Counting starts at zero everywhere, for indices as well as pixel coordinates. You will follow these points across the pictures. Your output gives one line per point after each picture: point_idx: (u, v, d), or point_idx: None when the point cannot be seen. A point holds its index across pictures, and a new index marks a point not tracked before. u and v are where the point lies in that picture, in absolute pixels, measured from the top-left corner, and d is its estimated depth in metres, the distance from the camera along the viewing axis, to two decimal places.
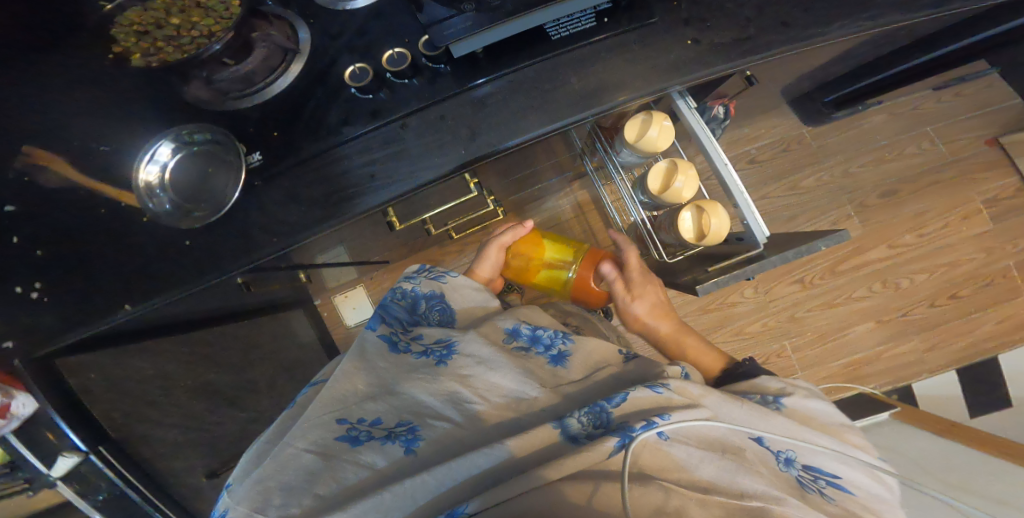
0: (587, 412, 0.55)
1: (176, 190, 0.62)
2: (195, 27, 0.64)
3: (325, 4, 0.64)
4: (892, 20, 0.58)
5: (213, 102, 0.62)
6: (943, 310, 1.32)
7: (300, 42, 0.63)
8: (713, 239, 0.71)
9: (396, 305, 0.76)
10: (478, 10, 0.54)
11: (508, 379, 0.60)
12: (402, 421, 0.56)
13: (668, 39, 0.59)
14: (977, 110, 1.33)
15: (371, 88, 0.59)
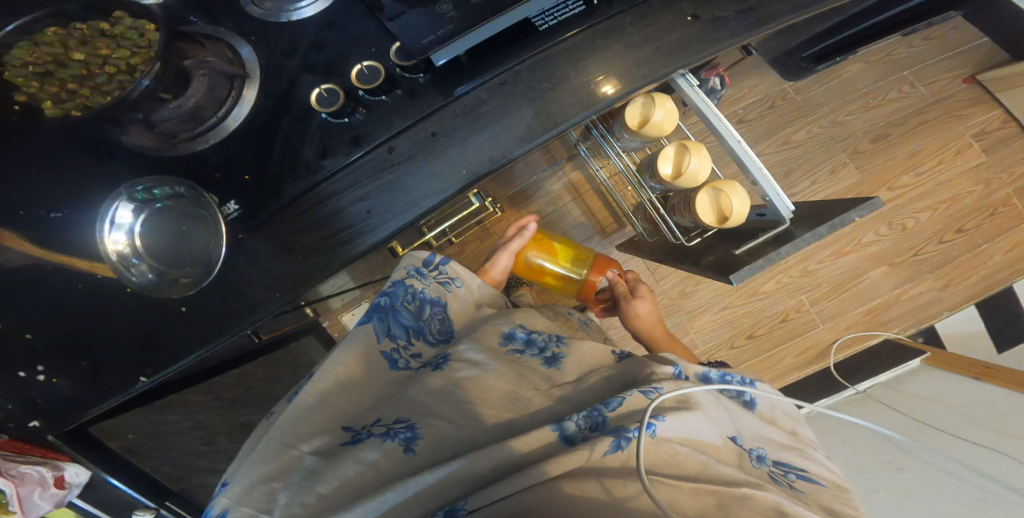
0: (584, 414, 0.49)
1: (153, 255, 0.56)
2: (108, 61, 0.52)
3: (265, 16, 0.57)
4: None
5: (161, 148, 0.55)
6: (952, 245, 1.31)
7: (245, 61, 0.56)
8: (736, 220, 0.70)
9: (402, 302, 0.65)
10: (456, 8, 0.50)
11: (509, 381, 0.55)
12: (401, 418, 0.51)
13: (666, 17, 0.57)
14: (950, 51, 1.32)
15: (346, 110, 0.54)
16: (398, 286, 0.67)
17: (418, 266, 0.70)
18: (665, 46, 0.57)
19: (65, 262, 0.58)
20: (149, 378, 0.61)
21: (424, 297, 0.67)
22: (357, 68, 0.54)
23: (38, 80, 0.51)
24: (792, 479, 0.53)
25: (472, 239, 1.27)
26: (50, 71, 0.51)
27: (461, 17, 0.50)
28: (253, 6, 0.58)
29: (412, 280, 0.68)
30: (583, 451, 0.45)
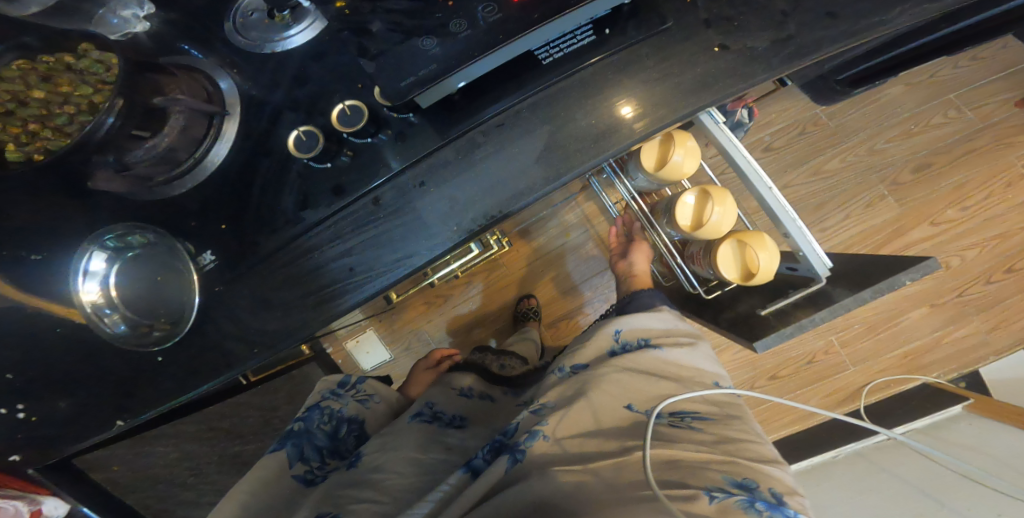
0: (488, 448, 0.53)
1: (128, 305, 0.52)
2: (70, 99, 0.48)
3: (248, 47, 0.53)
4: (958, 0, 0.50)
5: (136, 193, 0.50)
6: (1000, 285, 1.20)
7: (225, 93, 0.52)
8: (763, 277, 0.64)
9: (315, 422, 0.65)
10: (440, 41, 0.44)
11: (426, 451, 0.57)
12: (322, 512, 0.50)
13: (690, 50, 0.51)
14: (1001, 71, 1.21)
15: (329, 155, 0.48)
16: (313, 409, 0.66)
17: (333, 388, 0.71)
18: (688, 84, 0.50)
19: (41, 307, 0.55)
20: (127, 421, 0.57)
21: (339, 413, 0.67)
22: (339, 108, 0.48)
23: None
24: (713, 431, 0.54)
25: (482, 269, 1.24)
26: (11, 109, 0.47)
27: (445, 55, 0.44)
28: (236, 35, 0.53)
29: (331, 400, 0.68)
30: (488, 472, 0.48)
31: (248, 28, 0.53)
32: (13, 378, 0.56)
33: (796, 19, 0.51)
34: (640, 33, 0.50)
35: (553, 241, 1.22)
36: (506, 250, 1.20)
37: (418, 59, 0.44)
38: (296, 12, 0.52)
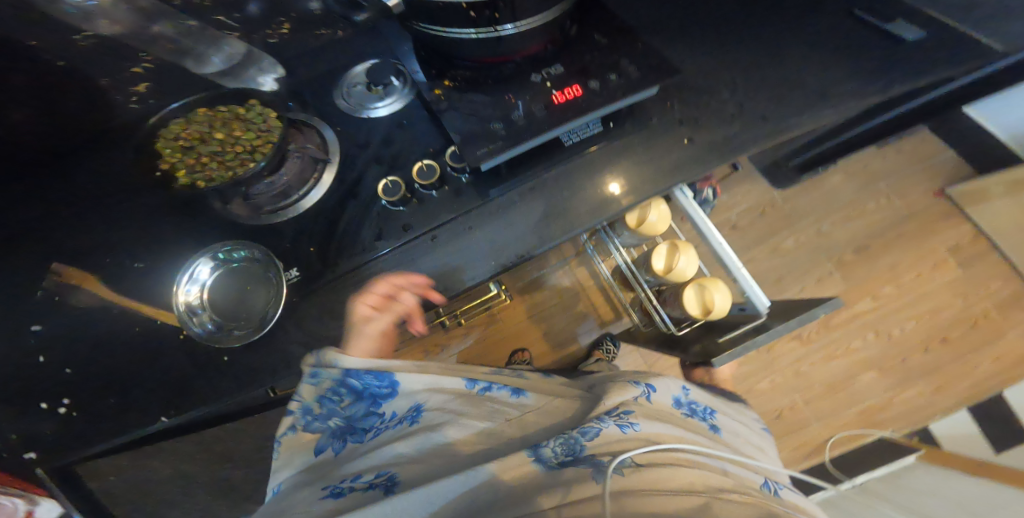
0: (560, 441, 0.55)
1: (216, 308, 0.64)
2: (239, 142, 0.65)
3: (348, 111, 0.72)
4: (849, 108, 0.71)
5: (249, 218, 0.67)
6: (937, 354, 1.38)
7: (329, 141, 0.70)
8: (718, 313, 0.79)
9: (327, 401, 0.60)
10: (506, 130, 0.61)
11: (472, 421, 0.59)
12: (379, 472, 0.54)
13: (669, 138, 0.69)
14: (920, 162, 1.47)
15: (404, 201, 0.64)
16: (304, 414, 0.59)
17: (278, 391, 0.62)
18: (669, 164, 0.68)
19: (132, 309, 0.66)
20: (169, 418, 0.63)
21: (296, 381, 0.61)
22: (418, 165, 0.65)
23: (180, 153, 0.65)
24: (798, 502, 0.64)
25: (482, 321, 1.37)
26: (194, 146, 0.65)
27: (510, 136, 0.60)
28: (342, 100, 0.73)
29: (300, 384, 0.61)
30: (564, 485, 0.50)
31: (351, 95, 0.73)
32: (70, 373, 0.65)
33: (739, 120, 0.71)
34: (636, 129, 0.69)
35: (550, 299, 1.38)
36: (506, 304, 1.34)
37: (478, 129, 0.61)
38: (387, 89, 0.71)
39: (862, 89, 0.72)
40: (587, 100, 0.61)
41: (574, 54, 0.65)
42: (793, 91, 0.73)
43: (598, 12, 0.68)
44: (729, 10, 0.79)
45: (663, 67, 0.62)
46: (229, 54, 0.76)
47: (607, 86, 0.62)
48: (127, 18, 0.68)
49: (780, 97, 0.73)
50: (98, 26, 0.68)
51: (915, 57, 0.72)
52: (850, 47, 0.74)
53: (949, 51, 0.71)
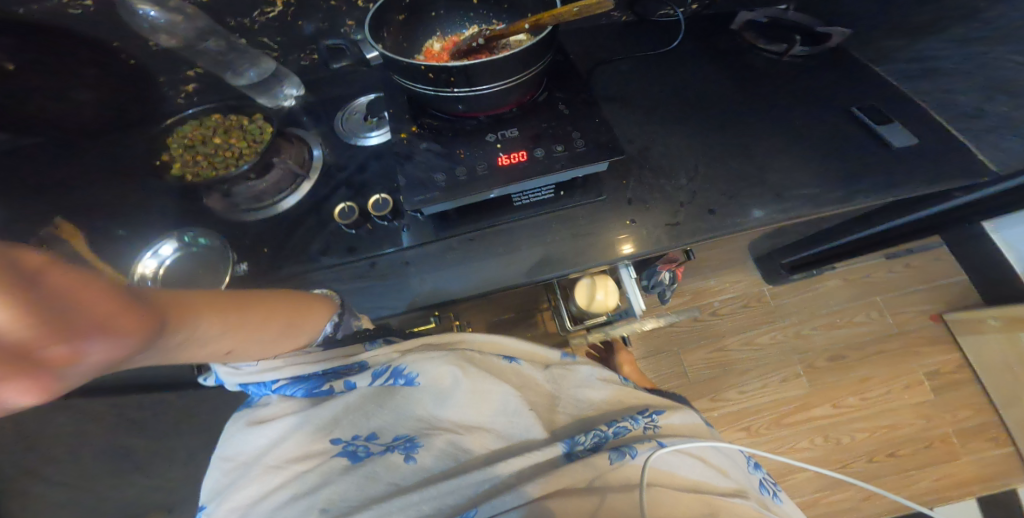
0: (593, 436, 0.62)
1: (165, 284, 0.69)
2: (231, 149, 0.73)
3: (342, 135, 0.82)
4: (799, 213, 0.75)
5: (224, 213, 0.74)
6: (881, 466, 1.32)
7: (313, 158, 0.79)
8: (600, 305, 1.00)
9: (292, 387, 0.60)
10: (449, 183, 0.67)
11: (500, 395, 0.61)
12: (401, 434, 0.57)
13: (614, 214, 0.75)
14: (925, 283, 1.49)
15: (356, 224, 0.70)
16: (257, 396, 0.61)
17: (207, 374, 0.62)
18: (604, 242, 0.73)
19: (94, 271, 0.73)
20: None
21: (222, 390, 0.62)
22: (376, 198, 0.71)
23: (184, 150, 0.72)
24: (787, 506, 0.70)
25: None
26: (195, 145, 0.73)
27: (447, 192, 0.66)
28: (338, 123, 0.84)
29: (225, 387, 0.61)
30: (583, 471, 0.56)
31: (346, 122, 0.83)
32: None
33: (687, 209, 0.76)
34: (583, 199, 0.75)
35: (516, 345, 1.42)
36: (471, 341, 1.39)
37: (426, 177, 0.67)
38: (379, 122, 0.80)
39: (818, 197, 0.76)
40: (526, 168, 0.66)
41: (532, 121, 0.70)
42: (744, 190, 0.78)
43: (573, 85, 0.75)
44: (704, 108, 0.86)
45: (607, 146, 0.67)
46: (261, 71, 0.85)
47: (550, 157, 0.67)
48: (185, 36, 0.77)
49: (732, 192, 0.77)
50: (160, 40, 0.77)
51: (866, 183, 0.76)
52: (807, 161, 0.79)
53: (900, 176, 0.75)
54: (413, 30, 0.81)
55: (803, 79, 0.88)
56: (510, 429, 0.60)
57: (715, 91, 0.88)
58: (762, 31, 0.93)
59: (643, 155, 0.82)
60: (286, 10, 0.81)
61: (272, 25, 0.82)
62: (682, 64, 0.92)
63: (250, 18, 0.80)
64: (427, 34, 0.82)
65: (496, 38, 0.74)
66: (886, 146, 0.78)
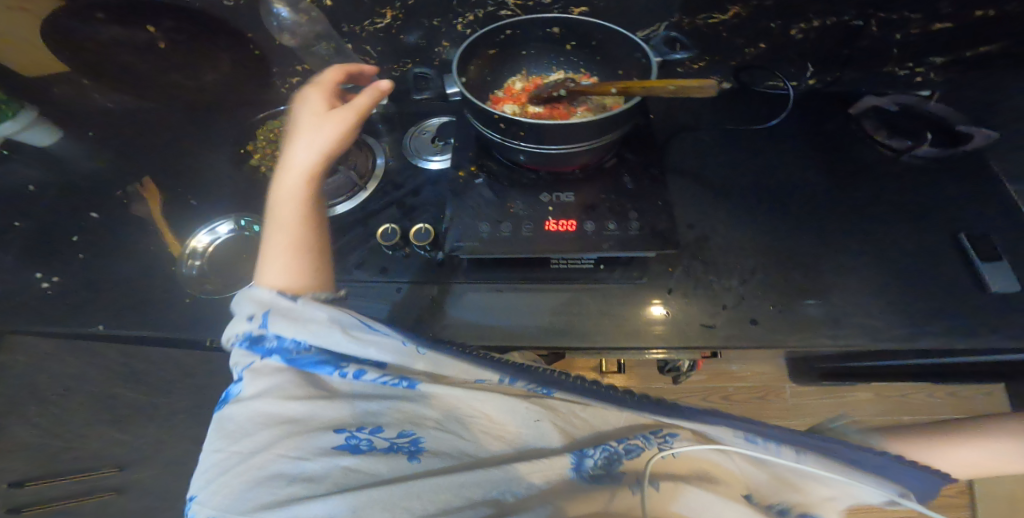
0: (602, 451, 0.54)
1: (211, 260, 0.77)
2: None
3: (406, 151, 0.85)
4: (857, 345, 0.69)
5: None
6: None
7: (375, 166, 0.83)
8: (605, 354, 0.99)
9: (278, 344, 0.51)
10: (490, 235, 0.67)
11: (512, 404, 0.55)
12: (404, 430, 0.48)
13: (647, 299, 0.74)
14: None
15: (397, 245, 0.74)
16: (260, 354, 0.51)
17: (251, 314, 0.53)
18: (627, 325, 0.71)
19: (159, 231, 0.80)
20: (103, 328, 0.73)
21: (245, 338, 0.52)
22: (421, 226, 0.73)
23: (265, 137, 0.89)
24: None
25: None
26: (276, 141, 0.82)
27: (488, 240, 0.67)
28: (405, 139, 0.87)
29: (256, 332, 0.52)
30: (609, 494, 0.50)
31: (412, 143, 0.86)
32: (79, 259, 0.79)
33: (729, 312, 0.73)
34: (621, 279, 0.75)
35: None
36: None
37: (472, 220, 0.68)
38: (444, 146, 0.84)
39: (887, 334, 0.70)
40: (572, 237, 0.67)
41: (591, 190, 0.71)
42: (788, 303, 0.76)
43: (643, 158, 0.76)
44: (772, 210, 0.86)
45: (662, 235, 0.67)
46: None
47: (598, 231, 0.67)
48: (304, 35, 0.82)
49: (783, 306, 0.73)
50: (283, 39, 0.83)
51: (933, 325, 0.70)
52: (867, 290, 0.75)
53: (980, 327, 0.69)
54: (497, 66, 0.79)
55: (911, 186, 0.85)
56: (525, 438, 0.54)
57: (786, 199, 0.87)
58: (886, 118, 0.92)
59: (699, 244, 0.80)
60: (394, 23, 0.84)
61: (378, 35, 0.85)
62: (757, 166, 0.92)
63: (361, 26, 0.83)
64: (509, 70, 0.80)
65: (579, 94, 0.71)
66: (956, 291, 0.72)
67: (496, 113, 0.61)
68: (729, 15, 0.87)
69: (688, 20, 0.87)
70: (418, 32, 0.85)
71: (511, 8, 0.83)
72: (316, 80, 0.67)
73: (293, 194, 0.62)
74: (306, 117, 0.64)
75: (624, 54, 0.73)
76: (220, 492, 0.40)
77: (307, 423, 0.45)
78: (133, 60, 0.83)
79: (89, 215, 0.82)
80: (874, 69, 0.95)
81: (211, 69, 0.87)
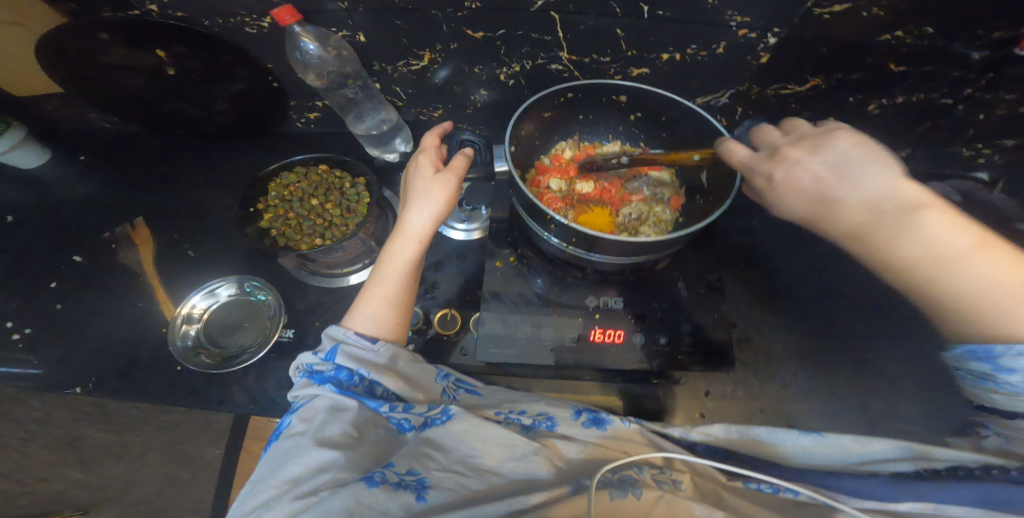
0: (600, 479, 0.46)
1: (208, 327, 0.68)
2: (325, 214, 0.68)
3: None
4: None
5: (292, 267, 0.72)
6: None
7: None
8: None
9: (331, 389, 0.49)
10: (529, 342, 0.58)
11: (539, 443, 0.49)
12: (411, 469, 0.45)
13: (688, 407, 0.63)
14: None
15: (418, 329, 0.65)
16: (317, 383, 0.50)
17: (319, 348, 0.53)
18: None
19: (150, 284, 0.71)
20: (82, 393, 0.63)
21: (308, 370, 0.52)
22: (445, 311, 0.66)
23: (275, 196, 0.67)
24: None
25: None
26: (292, 197, 0.67)
27: (525, 351, 0.58)
28: None
29: (319, 367, 0.52)
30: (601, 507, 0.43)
31: None
32: (57, 308, 0.69)
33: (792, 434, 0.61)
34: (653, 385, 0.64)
35: None
36: None
37: (507, 324, 0.60)
38: (472, 213, 0.75)
39: None
40: (619, 353, 0.58)
41: (643, 297, 0.62)
42: (847, 430, 0.61)
43: (699, 257, 0.66)
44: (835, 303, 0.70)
45: (718, 358, 0.58)
46: (381, 120, 0.77)
47: (648, 348, 0.58)
48: (331, 74, 0.67)
49: (857, 430, 0.61)
50: (306, 76, 0.67)
51: None
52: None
53: None
54: (549, 129, 0.69)
55: None
56: (523, 474, 0.47)
57: (855, 292, 0.70)
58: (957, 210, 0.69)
59: (763, 344, 0.67)
60: (431, 66, 0.68)
61: (411, 77, 0.70)
62: (819, 241, 0.74)
63: (394, 67, 0.67)
64: (561, 134, 0.71)
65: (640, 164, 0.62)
66: None
67: (550, 214, 0.52)
68: (807, 88, 0.68)
69: (757, 90, 0.71)
70: (453, 75, 0.69)
71: (563, 62, 0.67)
72: (432, 136, 0.60)
73: (403, 253, 0.56)
74: (422, 178, 0.57)
75: (699, 136, 0.63)
76: (259, 508, 0.41)
77: (333, 466, 0.43)
78: (142, 87, 0.69)
79: (75, 257, 0.73)
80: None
81: (222, 96, 0.72)
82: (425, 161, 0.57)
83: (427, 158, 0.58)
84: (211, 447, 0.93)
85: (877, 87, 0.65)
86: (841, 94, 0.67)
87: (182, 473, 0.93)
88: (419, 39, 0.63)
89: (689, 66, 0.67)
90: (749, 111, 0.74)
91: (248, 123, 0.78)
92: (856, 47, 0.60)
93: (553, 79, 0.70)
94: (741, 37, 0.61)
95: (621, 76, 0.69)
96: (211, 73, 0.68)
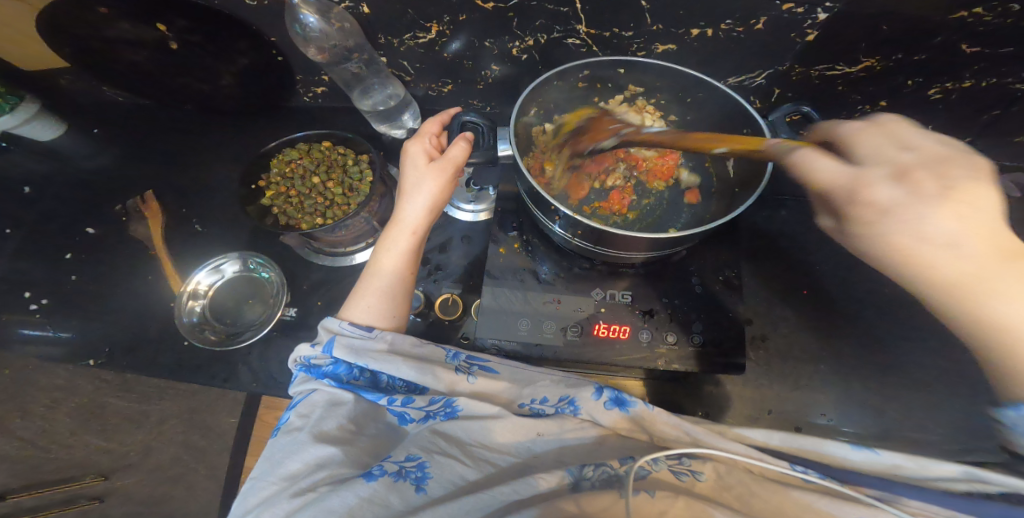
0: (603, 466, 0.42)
1: (215, 304, 0.69)
2: (325, 191, 0.68)
3: None
4: None
5: (296, 245, 0.71)
6: None
7: None
8: None
9: (330, 385, 0.48)
10: (530, 333, 0.57)
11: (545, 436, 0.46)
12: (411, 454, 0.43)
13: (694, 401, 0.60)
14: None
15: (419, 313, 0.63)
16: (316, 378, 0.50)
17: (316, 341, 0.52)
18: None
19: (159, 257, 0.72)
20: (96, 363, 0.65)
21: (306, 364, 0.51)
22: (446, 295, 0.65)
23: (276, 173, 0.68)
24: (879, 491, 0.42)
25: None
26: (295, 176, 0.68)
27: (525, 341, 0.57)
28: None
29: (317, 361, 0.51)
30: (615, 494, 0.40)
31: None
32: (71, 281, 0.70)
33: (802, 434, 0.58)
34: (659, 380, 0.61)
35: None
36: None
37: (509, 314, 0.58)
38: (480, 194, 0.73)
39: None
40: (623, 348, 0.56)
41: (652, 292, 0.60)
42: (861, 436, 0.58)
43: (716, 250, 0.63)
44: (864, 300, 0.65)
45: (726, 357, 0.57)
46: (388, 96, 0.74)
47: (656, 344, 0.57)
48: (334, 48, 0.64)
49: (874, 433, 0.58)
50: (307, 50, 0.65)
51: None
52: (953, 418, 0.58)
53: None
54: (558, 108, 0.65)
55: None
56: (521, 461, 0.44)
57: (881, 290, 0.66)
58: None
59: (780, 342, 0.63)
60: (441, 40, 0.64)
61: (419, 51, 0.66)
62: None
63: (400, 40, 0.64)
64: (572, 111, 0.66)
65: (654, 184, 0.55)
66: None
67: (554, 205, 0.50)
68: (860, 68, 0.60)
69: (801, 71, 0.62)
70: (463, 49, 0.66)
71: (580, 36, 0.61)
72: (432, 124, 0.58)
73: (397, 245, 0.55)
74: (417, 167, 0.55)
75: (723, 122, 0.59)
76: (257, 506, 0.39)
77: (336, 462, 0.42)
78: (149, 60, 0.69)
79: (88, 229, 0.74)
80: (1016, 139, 0.66)
81: (228, 70, 0.71)
82: (415, 151, 0.56)
83: (421, 145, 0.56)
84: (226, 416, 0.96)
85: (944, 68, 0.57)
86: (900, 75, 0.60)
87: (198, 441, 0.96)
88: (427, 10, 0.59)
89: (722, 42, 0.59)
90: (787, 94, 0.67)
91: (254, 98, 0.76)
92: (925, 26, 0.52)
93: (569, 54, 0.65)
94: (786, 11, 0.53)
95: (645, 51, 0.63)
96: (216, 47, 0.67)
